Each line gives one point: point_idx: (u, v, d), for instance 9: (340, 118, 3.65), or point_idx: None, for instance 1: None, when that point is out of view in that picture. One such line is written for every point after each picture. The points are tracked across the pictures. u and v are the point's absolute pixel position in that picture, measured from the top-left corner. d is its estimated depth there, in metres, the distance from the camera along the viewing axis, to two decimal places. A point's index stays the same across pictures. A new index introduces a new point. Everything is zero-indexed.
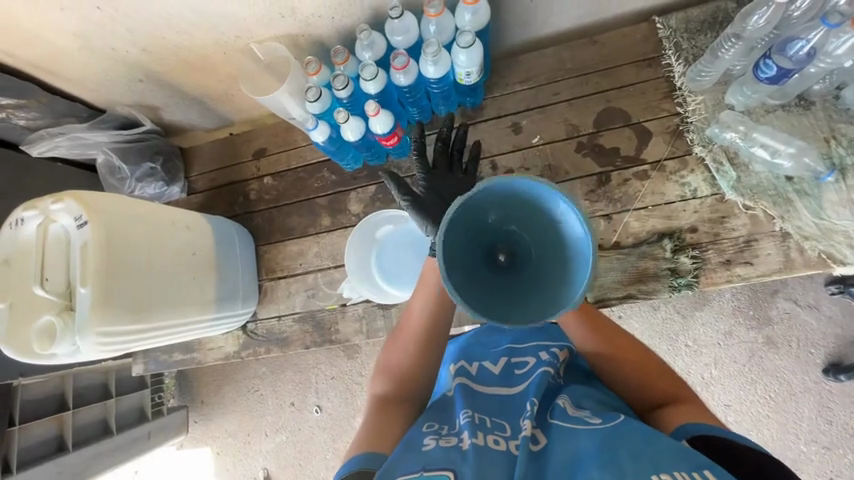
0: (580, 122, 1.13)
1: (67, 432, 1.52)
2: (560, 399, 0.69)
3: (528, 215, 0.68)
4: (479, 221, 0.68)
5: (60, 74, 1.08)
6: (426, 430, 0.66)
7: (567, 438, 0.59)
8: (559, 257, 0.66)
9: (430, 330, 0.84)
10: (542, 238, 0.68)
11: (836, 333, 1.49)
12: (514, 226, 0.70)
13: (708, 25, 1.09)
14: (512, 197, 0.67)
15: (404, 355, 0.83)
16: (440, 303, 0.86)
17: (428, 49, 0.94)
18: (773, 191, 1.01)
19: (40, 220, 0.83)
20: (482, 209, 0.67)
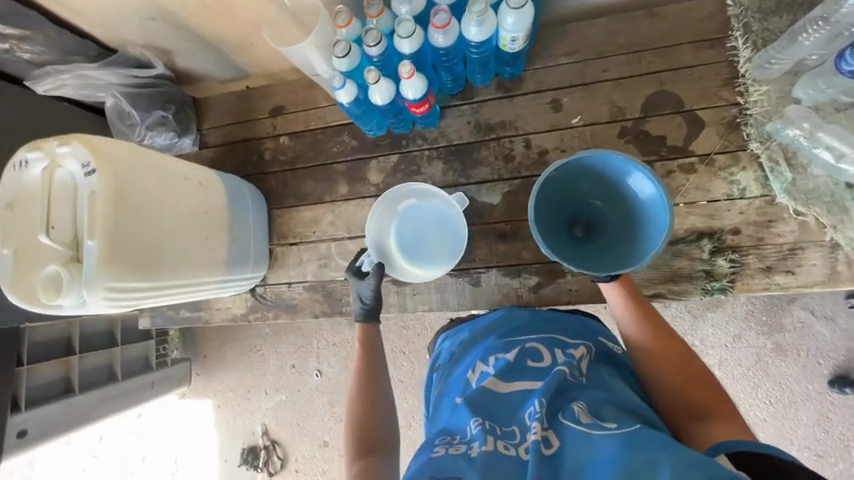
0: (626, 104, 1.04)
1: (74, 374, 1.54)
2: (575, 403, 0.63)
3: (607, 191, 0.91)
4: (574, 187, 0.92)
5: (67, 4, 0.99)
6: (437, 442, 0.64)
7: (580, 445, 0.56)
8: (630, 226, 0.90)
9: (372, 376, 0.85)
10: (616, 211, 0.92)
11: (848, 346, 1.45)
12: (597, 199, 0.93)
13: (785, 6, 0.97)
14: (599, 176, 0.90)
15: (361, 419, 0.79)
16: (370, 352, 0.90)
17: (474, 7, 0.85)
18: (829, 197, 0.93)
19: (46, 163, 0.77)
20: (578, 178, 0.91)
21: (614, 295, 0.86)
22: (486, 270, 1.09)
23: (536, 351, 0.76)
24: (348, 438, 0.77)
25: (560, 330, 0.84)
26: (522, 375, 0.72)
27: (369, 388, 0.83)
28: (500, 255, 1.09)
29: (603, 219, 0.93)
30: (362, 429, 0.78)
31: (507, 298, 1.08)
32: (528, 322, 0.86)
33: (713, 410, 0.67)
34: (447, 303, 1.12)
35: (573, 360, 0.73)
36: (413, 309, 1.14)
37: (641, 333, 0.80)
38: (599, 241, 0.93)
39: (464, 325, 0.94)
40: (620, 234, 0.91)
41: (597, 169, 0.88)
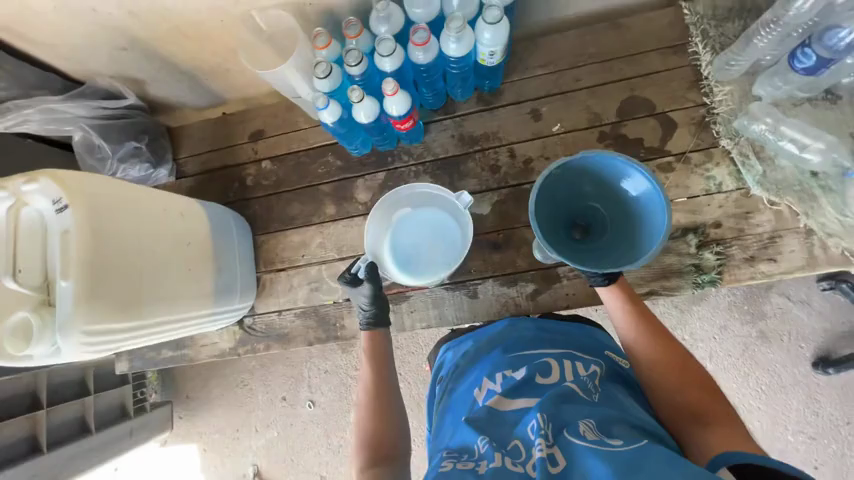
0: (602, 110, 1.08)
1: (41, 432, 1.41)
2: (583, 420, 0.61)
3: (604, 190, 0.83)
4: (574, 188, 0.84)
5: (30, 37, 0.95)
6: (447, 454, 0.63)
7: (584, 460, 0.53)
8: (629, 233, 0.81)
9: (382, 385, 0.82)
10: (614, 211, 0.83)
11: (826, 327, 1.51)
12: (597, 203, 0.85)
13: (736, 11, 1.05)
14: (601, 178, 0.82)
15: (371, 426, 0.77)
16: (379, 357, 0.87)
17: (452, 24, 0.86)
18: (797, 186, 0.99)
19: (12, 203, 0.72)
20: (579, 179, 0.83)
21: (612, 299, 0.85)
22: (482, 280, 1.08)
23: (546, 367, 0.74)
24: (359, 444, 0.75)
25: (567, 343, 0.83)
26: (531, 387, 0.70)
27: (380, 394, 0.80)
28: (495, 265, 1.08)
29: (602, 223, 0.85)
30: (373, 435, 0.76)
31: (505, 308, 1.07)
32: (533, 332, 0.85)
33: (716, 415, 0.65)
34: (445, 318, 1.10)
35: (587, 379, 0.71)
36: (411, 327, 1.11)
37: (638, 334, 0.79)
38: (595, 247, 0.84)
39: (466, 337, 0.92)
40: (618, 242, 0.82)
41: (595, 167, 0.80)
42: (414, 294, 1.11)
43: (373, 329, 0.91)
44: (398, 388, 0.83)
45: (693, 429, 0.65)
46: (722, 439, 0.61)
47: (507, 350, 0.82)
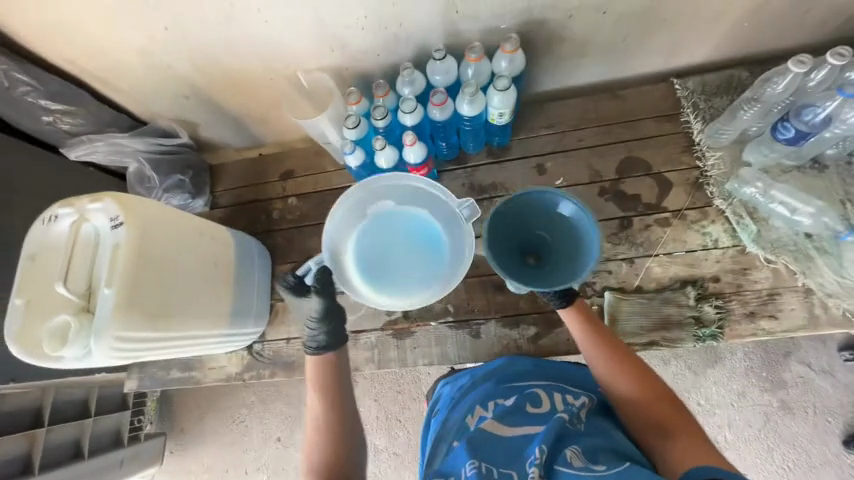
0: (602, 168, 1.18)
1: (36, 451, 1.34)
2: (568, 449, 0.66)
3: (551, 221, 0.92)
4: (523, 218, 0.93)
5: (113, 84, 1.13)
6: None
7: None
8: (573, 256, 0.89)
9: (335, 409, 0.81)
10: (562, 243, 0.91)
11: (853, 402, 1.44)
12: (544, 231, 0.93)
13: (723, 89, 1.17)
14: (545, 210, 0.91)
15: (322, 461, 0.75)
16: (329, 384, 0.84)
17: (466, 89, 1.00)
18: (793, 246, 1.03)
19: (75, 218, 0.82)
20: (526, 211, 0.92)
21: (572, 322, 0.90)
22: (485, 321, 1.12)
23: (536, 397, 0.79)
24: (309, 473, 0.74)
25: (559, 379, 0.87)
26: (521, 419, 0.74)
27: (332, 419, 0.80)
28: (498, 306, 1.12)
29: (549, 249, 0.93)
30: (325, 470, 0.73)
31: (507, 349, 1.10)
32: (528, 368, 0.90)
33: (675, 425, 0.73)
34: (447, 356, 1.12)
35: (573, 408, 0.76)
36: (414, 363, 1.13)
37: (600, 356, 0.84)
38: (546, 269, 0.91)
39: (462, 372, 0.96)
40: (565, 263, 0.90)
41: (537, 201, 0.90)
42: (418, 330, 1.15)
43: (322, 352, 0.88)
44: (351, 413, 0.81)
45: (662, 443, 0.72)
46: (686, 450, 0.68)
47: (501, 381, 0.87)
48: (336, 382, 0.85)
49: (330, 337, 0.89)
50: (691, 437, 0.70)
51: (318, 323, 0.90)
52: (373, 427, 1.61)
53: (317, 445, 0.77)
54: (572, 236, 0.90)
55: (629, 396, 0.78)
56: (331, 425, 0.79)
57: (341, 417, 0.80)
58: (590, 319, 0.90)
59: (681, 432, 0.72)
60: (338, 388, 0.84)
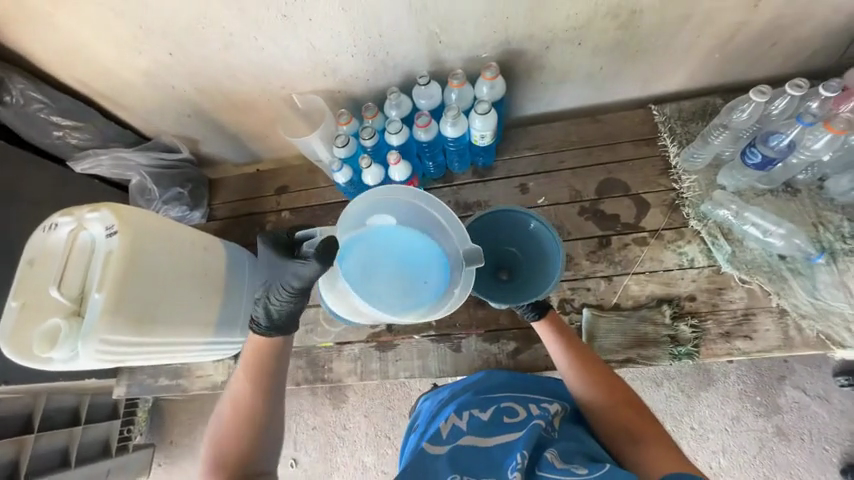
0: (582, 188, 1.22)
1: (24, 459, 1.35)
2: (548, 451, 0.67)
3: (518, 237, 0.99)
4: (491, 237, 1.00)
5: (121, 103, 1.20)
6: None
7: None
8: (540, 266, 0.96)
9: (259, 393, 0.83)
10: (531, 257, 0.98)
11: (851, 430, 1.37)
12: (512, 246, 1.00)
13: (698, 115, 1.22)
14: (508, 226, 0.99)
15: (227, 439, 0.78)
16: (260, 366, 0.86)
17: (449, 112, 1.06)
18: (767, 268, 1.06)
19: (73, 226, 0.87)
20: (491, 229, 1.00)
21: (545, 332, 0.93)
22: (466, 335, 1.14)
23: (511, 407, 0.80)
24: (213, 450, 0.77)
25: (537, 390, 0.89)
26: (497, 429, 0.74)
27: (254, 402, 0.81)
28: (479, 320, 1.14)
29: (519, 263, 1.00)
30: (226, 448, 0.77)
31: (487, 363, 1.11)
32: (506, 380, 0.91)
33: (645, 431, 0.75)
34: (428, 369, 1.14)
35: (547, 413, 0.77)
36: (395, 376, 1.15)
37: (571, 366, 0.88)
38: (521, 282, 0.98)
39: (444, 388, 0.97)
40: (536, 273, 0.97)
41: (499, 219, 0.98)
42: (401, 343, 1.17)
43: (272, 333, 0.88)
44: (274, 398, 0.83)
45: (635, 449, 0.73)
46: (659, 458, 0.69)
47: (478, 392, 0.88)
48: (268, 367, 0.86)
49: (284, 323, 0.89)
50: (662, 445, 0.72)
51: (282, 304, 0.87)
52: (362, 442, 1.61)
53: (228, 422, 0.80)
54: (536, 249, 0.97)
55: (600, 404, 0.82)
56: (248, 407, 0.81)
57: (261, 401, 0.82)
58: (562, 329, 0.94)
59: (652, 440, 0.73)
60: (267, 373, 0.85)
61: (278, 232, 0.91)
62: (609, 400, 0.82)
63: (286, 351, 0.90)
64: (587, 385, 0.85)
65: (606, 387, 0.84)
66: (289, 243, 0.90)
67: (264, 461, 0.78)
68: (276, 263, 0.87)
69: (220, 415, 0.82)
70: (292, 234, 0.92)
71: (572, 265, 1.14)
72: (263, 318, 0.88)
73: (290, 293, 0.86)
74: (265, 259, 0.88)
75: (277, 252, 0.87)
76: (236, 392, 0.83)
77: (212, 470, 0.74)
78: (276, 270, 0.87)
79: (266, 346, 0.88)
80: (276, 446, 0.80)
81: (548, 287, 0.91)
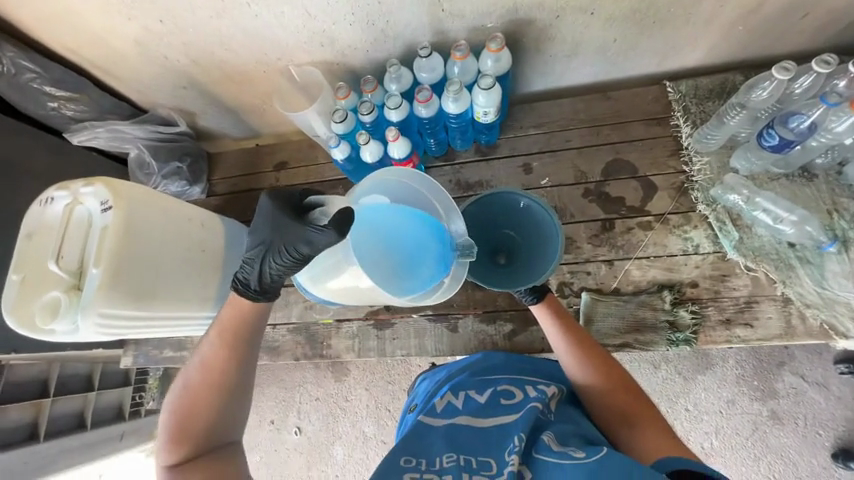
0: (588, 169, 1.18)
1: (43, 419, 1.41)
2: (544, 434, 0.67)
3: (515, 219, 0.98)
4: (488, 221, 0.99)
5: (114, 74, 1.17)
6: (405, 467, 0.64)
7: (551, 475, 0.59)
8: (538, 247, 0.94)
9: (231, 361, 0.76)
10: (527, 241, 0.97)
11: (847, 416, 1.37)
12: (509, 229, 0.99)
13: (716, 93, 1.16)
14: (503, 208, 0.97)
15: (191, 410, 0.73)
16: (234, 335, 0.78)
17: (451, 87, 1.01)
18: (775, 255, 1.03)
19: (69, 201, 0.88)
20: (487, 213, 0.98)
21: (542, 315, 0.92)
22: (463, 316, 1.14)
23: (508, 390, 0.80)
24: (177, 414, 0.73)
25: (534, 373, 0.89)
26: (493, 410, 0.75)
27: (225, 369, 0.76)
28: (476, 302, 1.14)
29: (518, 245, 0.98)
30: (189, 418, 0.72)
31: (483, 344, 1.12)
32: (502, 362, 0.92)
33: (639, 413, 0.76)
34: (425, 348, 1.15)
35: (544, 395, 0.77)
36: (392, 354, 1.16)
37: (568, 349, 0.87)
38: (521, 266, 0.96)
39: (442, 369, 0.98)
40: (534, 256, 0.95)
41: (494, 202, 0.96)
42: (398, 322, 1.18)
43: (259, 297, 0.80)
44: (248, 367, 0.78)
45: (629, 432, 0.74)
46: (652, 441, 0.70)
47: (475, 374, 0.88)
48: (242, 336, 0.78)
49: (274, 289, 0.80)
50: (655, 427, 0.73)
51: (279, 270, 0.77)
52: (363, 414, 1.66)
53: (193, 394, 0.74)
54: (534, 231, 0.95)
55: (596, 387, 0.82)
56: (216, 378, 0.75)
57: (229, 374, 0.76)
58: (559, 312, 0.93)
59: (647, 422, 0.74)
60: (240, 344, 0.77)
61: (290, 190, 0.79)
62: (604, 382, 0.82)
63: (263, 317, 0.82)
64: (584, 368, 0.85)
65: (602, 369, 0.84)
66: (299, 205, 0.79)
67: (230, 433, 0.75)
68: (282, 224, 0.75)
69: (186, 382, 0.75)
70: (304, 194, 0.80)
71: (573, 248, 1.12)
72: (255, 280, 0.79)
73: (290, 261, 0.76)
74: (268, 217, 0.77)
75: (285, 213, 0.76)
76: (206, 360, 0.76)
77: (174, 442, 0.70)
78: (281, 232, 0.75)
79: (242, 312, 0.79)
80: (244, 418, 0.76)
81: (548, 270, 0.89)
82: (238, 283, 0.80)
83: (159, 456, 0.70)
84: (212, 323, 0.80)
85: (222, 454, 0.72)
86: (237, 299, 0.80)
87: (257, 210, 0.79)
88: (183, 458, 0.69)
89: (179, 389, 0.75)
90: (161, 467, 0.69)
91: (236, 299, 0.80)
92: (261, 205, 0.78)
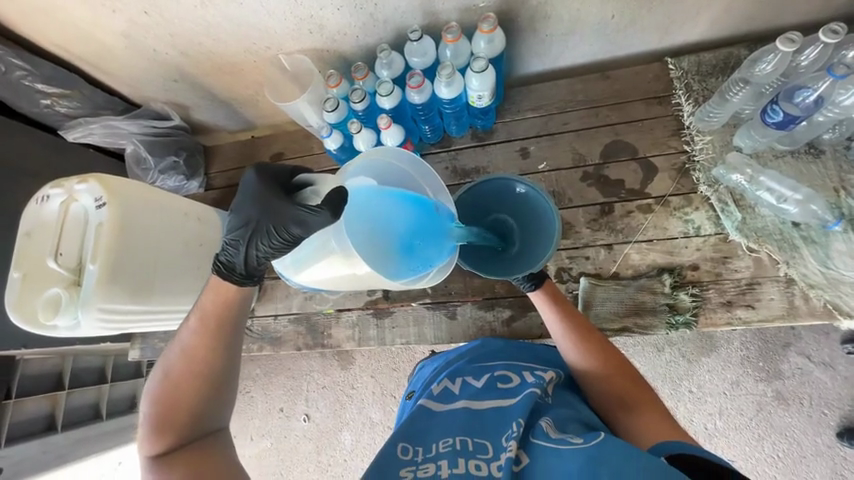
0: (586, 152, 1.15)
1: (59, 412, 1.45)
2: (543, 419, 0.67)
3: (510, 204, 0.95)
4: (483, 206, 0.96)
5: (104, 69, 1.16)
6: (401, 453, 0.64)
7: (549, 460, 0.59)
8: (535, 233, 0.91)
9: (213, 348, 0.77)
10: (524, 226, 0.93)
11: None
12: (505, 215, 0.95)
13: (719, 69, 1.11)
14: (498, 193, 0.96)
15: (174, 398, 0.75)
16: (213, 323, 0.78)
17: (443, 71, 0.99)
18: (779, 235, 1.00)
19: (63, 198, 0.90)
20: (482, 200, 0.96)
21: (539, 301, 0.91)
22: (461, 303, 1.14)
23: (505, 374, 0.80)
24: (163, 399, 0.75)
25: (532, 359, 0.89)
26: (490, 396, 0.75)
27: (207, 357, 0.77)
28: (475, 289, 1.14)
29: (515, 231, 0.93)
30: (173, 406, 0.74)
31: (482, 331, 1.12)
32: (501, 349, 0.92)
33: (638, 399, 0.76)
34: (424, 336, 1.16)
35: (542, 380, 0.77)
36: (392, 342, 1.17)
37: (566, 334, 0.87)
38: (520, 253, 0.91)
39: (439, 357, 0.98)
40: (533, 242, 0.91)
41: (488, 189, 0.96)
42: (397, 310, 1.18)
43: (243, 282, 0.79)
44: (231, 354, 0.79)
45: (627, 417, 0.74)
46: (650, 425, 0.71)
47: (473, 360, 0.88)
48: (222, 324, 0.78)
49: (259, 273, 0.79)
50: (653, 411, 0.73)
51: (265, 253, 0.76)
52: (369, 401, 1.68)
53: (177, 381, 0.76)
54: (532, 216, 0.92)
55: (594, 371, 0.82)
56: (197, 367, 0.76)
57: (210, 362, 0.77)
58: (556, 298, 0.92)
59: (645, 407, 0.74)
60: (220, 332, 0.78)
61: (279, 166, 0.78)
62: (603, 368, 0.82)
63: (246, 303, 0.82)
64: (583, 353, 0.84)
65: (601, 354, 0.83)
66: (288, 183, 0.78)
67: (215, 418, 0.77)
68: (269, 204, 0.73)
69: (168, 371, 0.77)
70: (294, 172, 0.79)
71: (571, 233, 1.11)
72: (240, 264, 0.77)
73: (277, 243, 0.74)
74: (252, 196, 0.74)
75: (272, 192, 0.74)
76: (187, 349, 0.77)
77: (160, 428, 0.73)
78: (269, 213, 0.73)
79: (222, 300, 0.79)
80: (229, 404, 0.78)
81: (545, 256, 0.88)
82: (221, 267, 0.78)
83: (145, 443, 0.73)
84: (192, 311, 0.80)
85: (206, 441, 0.74)
86: (220, 285, 0.79)
87: (240, 186, 0.76)
88: (168, 444, 0.72)
89: (162, 378, 0.77)
90: (147, 453, 0.72)
91: (214, 287, 0.79)
92: (244, 181, 0.76)
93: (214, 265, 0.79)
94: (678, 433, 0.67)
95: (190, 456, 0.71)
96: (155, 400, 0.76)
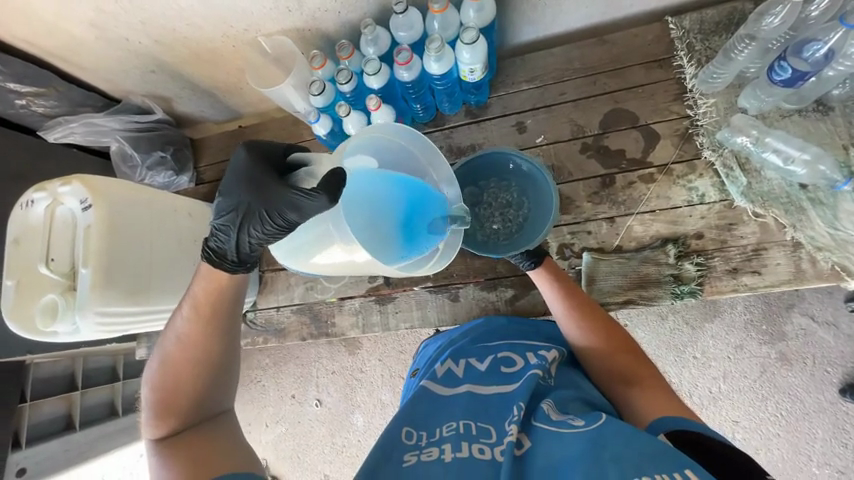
0: (585, 122, 1.11)
1: (75, 411, 1.47)
2: (543, 402, 0.66)
3: (507, 180, 1.01)
4: (484, 181, 1.02)
5: (78, 63, 1.11)
6: (405, 440, 0.64)
7: (551, 442, 0.58)
8: (537, 205, 0.98)
9: (208, 337, 0.76)
10: (527, 199, 0.99)
11: None
12: (509, 189, 1.00)
13: (723, 26, 1.06)
14: (498, 168, 1.01)
15: (174, 384, 0.75)
16: (207, 310, 0.77)
17: (432, 45, 0.93)
18: (785, 198, 0.98)
19: (48, 202, 0.89)
20: (482, 176, 1.02)
21: (540, 278, 0.91)
22: (464, 285, 1.13)
23: (509, 357, 0.80)
24: (162, 387, 0.75)
25: (535, 336, 0.89)
26: (494, 379, 0.74)
27: (203, 344, 0.76)
28: (476, 270, 1.13)
29: (519, 203, 1.00)
30: (173, 393, 0.74)
31: (485, 311, 1.12)
32: (503, 328, 0.91)
33: (640, 377, 0.75)
34: (428, 319, 1.15)
35: (544, 361, 0.77)
36: (396, 327, 1.17)
37: (567, 312, 0.86)
38: (525, 225, 0.98)
39: (441, 337, 0.98)
40: (537, 215, 0.98)
41: (490, 167, 1.02)
42: (400, 295, 1.18)
43: (239, 269, 0.77)
44: (226, 340, 0.78)
45: (628, 393, 0.73)
46: (652, 399, 0.70)
47: (475, 341, 0.88)
48: (216, 312, 0.77)
49: (252, 260, 0.78)
50: (655, 387, 0.72)
51: (258, 239, 0.74)
52: (379, 384, 1.71)
53: (174, 369, 0.76)
54: (532, 189, 0.99)
55: (596, 349, 0.82)
56: (196, 352, 0.76)
57: (207, 348, 0.76)
58: (559, 276, 0.91)
59: (647, 383, 0.73)
60: (215, 319, 0.77)
61: (272, 144, 0.75)
62: (604, 344, 0.81)
63: (242, 291, 0.81)
64: (585, 332, 0.83)
65: (603, 331, 0.83)
66: (281, 162, 0.75)
67: (218, 402, 0.77)
68: (261, 186, 0.70)
69: (166, 358, 0.77)
70: (288, 150, 0.77)
71: (573, 208, 1.08)
72: (232, 251, 0.75)
73: (271, 228, 0.72)
74: (241, 176, 0.71)
75: (261, 171, 0.70)
76: (182, 336, 0.76)
77: (160, 416, 0.73)
78: (258, 195, 0.70)
79: (216, 288, 0.77)
80: (231, 388, 0.79)
81: (550, 218, 0.93)
82: (213, 255, 0.76)
83: (148, 427, 0.73)
84: (185, 299, 0.79)
85: (209, 423, 0.73)
86: (212, 273, 0.77)
87: (228, 165, 0.73)
88: (170, 430, 0.71)
89: (160, 365, 0.77)
90: (150, 438, 0.72)
91: (205, 274, 0.78)
92: (234, 159, 0.72)
93: (205, 253, 0.77)
94: (678, 407, 0.67)
95: (193, 439, 0.70)
96: (154, 388, 0.76)
